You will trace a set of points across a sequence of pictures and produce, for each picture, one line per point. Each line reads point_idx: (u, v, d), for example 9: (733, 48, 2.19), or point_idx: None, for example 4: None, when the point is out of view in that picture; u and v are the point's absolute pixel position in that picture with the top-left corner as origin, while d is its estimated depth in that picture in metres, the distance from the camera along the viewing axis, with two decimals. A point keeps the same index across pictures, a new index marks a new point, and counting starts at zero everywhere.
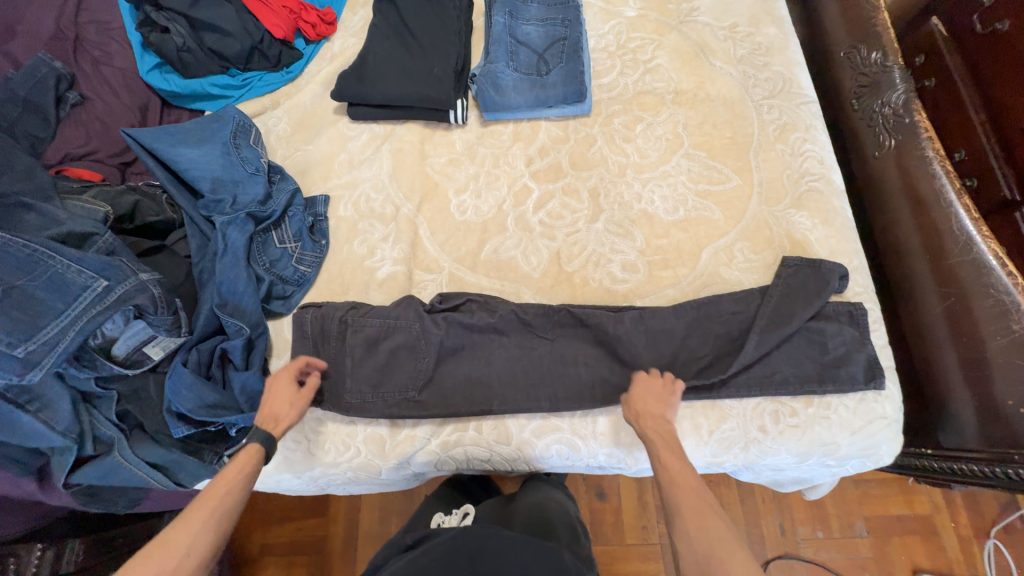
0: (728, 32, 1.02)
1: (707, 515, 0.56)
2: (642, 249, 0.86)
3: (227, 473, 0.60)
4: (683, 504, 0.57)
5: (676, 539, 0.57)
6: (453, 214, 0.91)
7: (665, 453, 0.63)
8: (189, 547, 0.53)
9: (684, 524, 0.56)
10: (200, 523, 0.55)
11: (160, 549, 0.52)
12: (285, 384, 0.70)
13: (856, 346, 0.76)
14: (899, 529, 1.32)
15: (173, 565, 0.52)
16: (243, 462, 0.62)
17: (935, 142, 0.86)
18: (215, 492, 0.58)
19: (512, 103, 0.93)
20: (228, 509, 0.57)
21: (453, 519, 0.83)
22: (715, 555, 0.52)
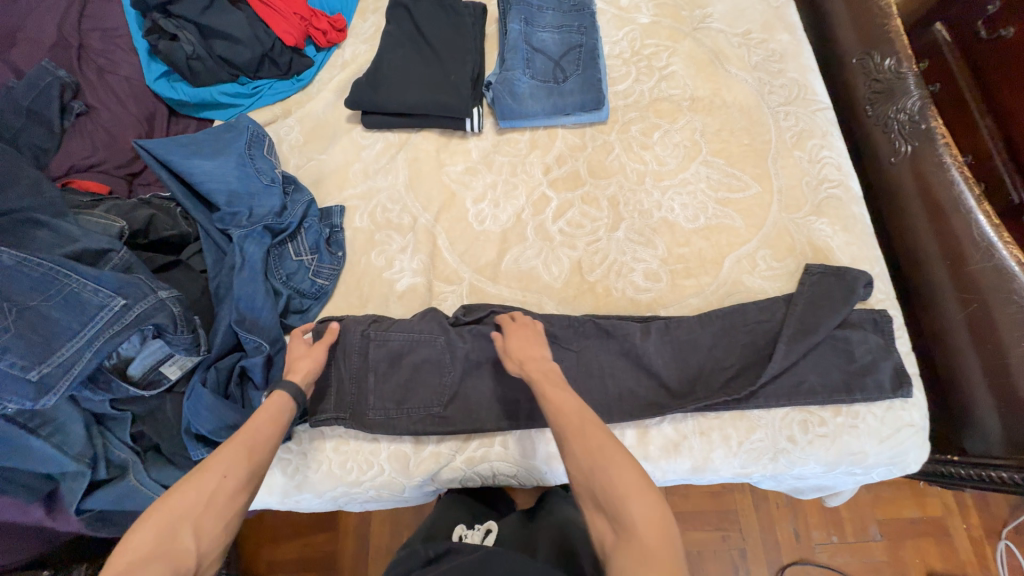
0: (742, 38, 1.02)
1: (591, 429, 0.56)
2: (664, 257, 0.86)
3: (257, 414, 0.61)
4: (567, 425, 0.57)
5: (566, 462, 0.56)
6: (472, 223, 0.89)
7: (549, 388, 0.61)
8: (228, 471, 0.53)
9: (574, 449, 0.55)
10: (236, 450, 0.55)
11: (199, 473, 0.53)
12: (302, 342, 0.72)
13: (883, 354, 0.76)
14: (911, 532, 1.33)
15: (214, 486, 0.52)
16: (274, 404, 0.63)
17: (952, 149, 0.86)
18: (249, 427, 0.59)
19: (530, 111, 0.92)
20: (263, 439, 0.58)
21: (475, 535, 0.79)
22: (602, 465, 0.52)
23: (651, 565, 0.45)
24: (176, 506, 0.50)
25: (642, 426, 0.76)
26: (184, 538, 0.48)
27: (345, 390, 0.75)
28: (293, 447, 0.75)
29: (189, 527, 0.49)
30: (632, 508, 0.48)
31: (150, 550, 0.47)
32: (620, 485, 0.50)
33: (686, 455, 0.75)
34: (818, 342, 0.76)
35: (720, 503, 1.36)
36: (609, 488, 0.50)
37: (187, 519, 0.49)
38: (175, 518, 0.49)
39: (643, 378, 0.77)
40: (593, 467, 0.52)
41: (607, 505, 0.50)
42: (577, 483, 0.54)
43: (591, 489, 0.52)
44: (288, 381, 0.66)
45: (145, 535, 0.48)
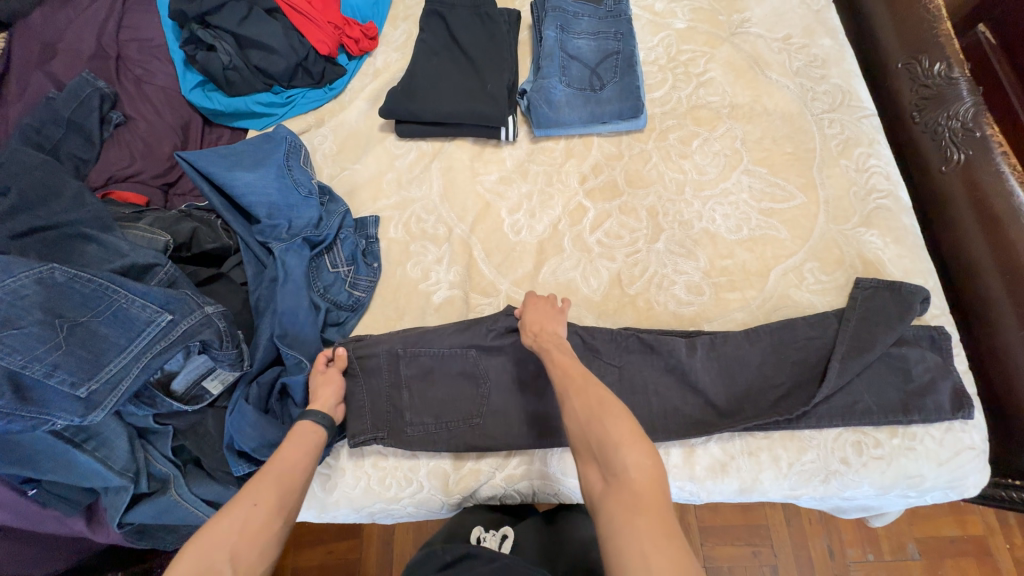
0: (782, 43, 0.99)
1: (593, 387, 0.58)
2: (707, 270, 0.83)
3: (284, 447, 0.61)
4: (569, 384, 0.60)
5: (566, 417, 0.58)
6: (508, 234, 0.88)
7: (558, 356, 0.64)
8: (258, 499, 0.53)
9: (574, 403, 0.58)
10: (264, 479, 0.55)
11: (230, 504, 0.52)
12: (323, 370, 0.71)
13: (941, 373, 0.73)
14: (950, 550, 1.29)
15: (245, 516, 0.51)
16: (302, 435, 0.63)
17: (1010, 157, 0.84)
18: (278, 458, 0.59)
19: (568, 120, 0.91)
20: (292, 467, 0.58)
21: (493, 540, 0.72)
22: (597, 419, 0.54)
23: (640, 506, 0.48)
24: (206, 541, 0.49)
25: (687, 444, 0.74)
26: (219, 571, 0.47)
27: (384, 407, 0.74)
28: (332, 463, 0.74)
29: (225, 557, 0.48)
30: (627, 457, 0.51)
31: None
32: (614, 435, 0.52)
33: (733, 475, 0.73)
34: (874, 359, 0.73)
35: (751, 518, 1.33)
36: (604, 439, 0.53)
37: (220, 552, 0.48)
38: (208, 553, 0.48)
39: (689, 395, 0.74)
40: (592, 419, 0.55)
41: (601, 455, 0.52)
42: (574, 435, 0.56)
43: (586, 443, 0.54)
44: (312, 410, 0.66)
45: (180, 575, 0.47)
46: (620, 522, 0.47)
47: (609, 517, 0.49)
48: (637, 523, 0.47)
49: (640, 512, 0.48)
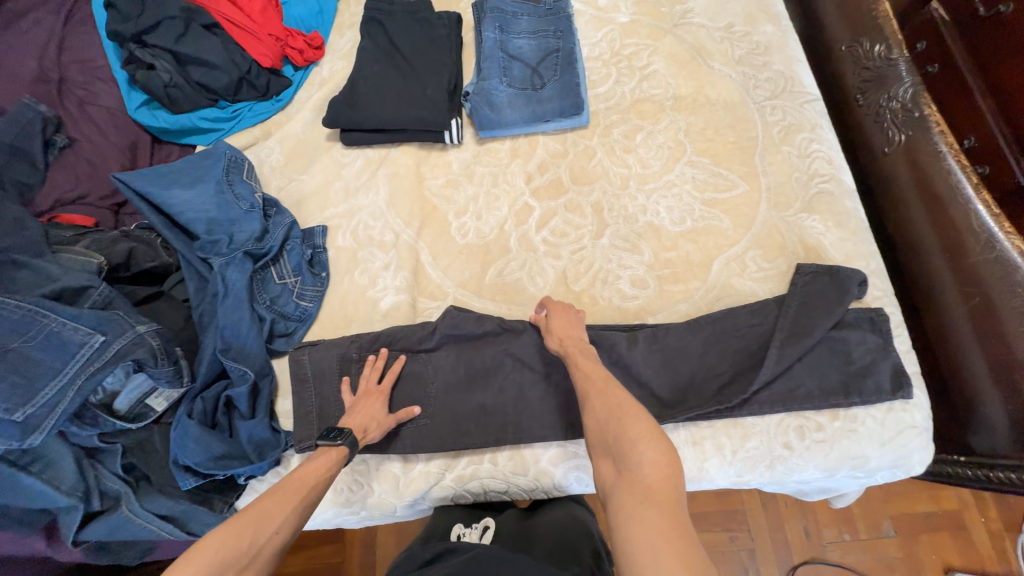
0: (725, 32, 0.99)
1: (612, 390, 0.58)
2: (652, 263, 0.84)
3: (314, 465, 0.61)
4: (590, 389, 0.60)
5: (586, 416, 0.59)
6: (455, 237, 0.89)
7: (581, 360, 0.65)
8: (280, 527, 0.53)
9: (594, 405, 0.58)
10: (291, 505, 0.55)
11: (251, 513, 0.52)
12: (376, 401, 0.72)
13: (881, 354, 0.74)
14: (925, 526, 1.31)
15: (264, 541, 0.51)
16: (329, 458, 0.62)
17: (948, 136, 0.83)
18: (306, 480, 0.59)
19: (509, 120, 0.91)
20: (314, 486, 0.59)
21: (474, 533, 0.73)
22: (613, 418, 0.55)
23: (650, 499, 0.47)
24: (225, 555, 0.48)
25: None
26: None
27: (333, 413, 0.74)
28: (282, 471, 0.72)
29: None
30: (641, 454, 0.50)
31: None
32: (632, 434, 0.52)
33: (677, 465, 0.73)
34: (815, 342, 0.74)
35: (728, 504, 1.35)
36: (619, 437, 0.53)
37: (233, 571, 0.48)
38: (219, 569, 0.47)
39: (633, 389, 0.75)
40: (610, 417, 0.55)
41: (616, 450, 0.53)
42: (591, 432, 0.57)
43: (602, 440, 0.55)
44: (348, 433, 0.65)
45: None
46: (628, 512, 0.47)
47: (618, 508, 0.48)
48: (647, 515, 0.46)
49: (650, 504, 0.46)
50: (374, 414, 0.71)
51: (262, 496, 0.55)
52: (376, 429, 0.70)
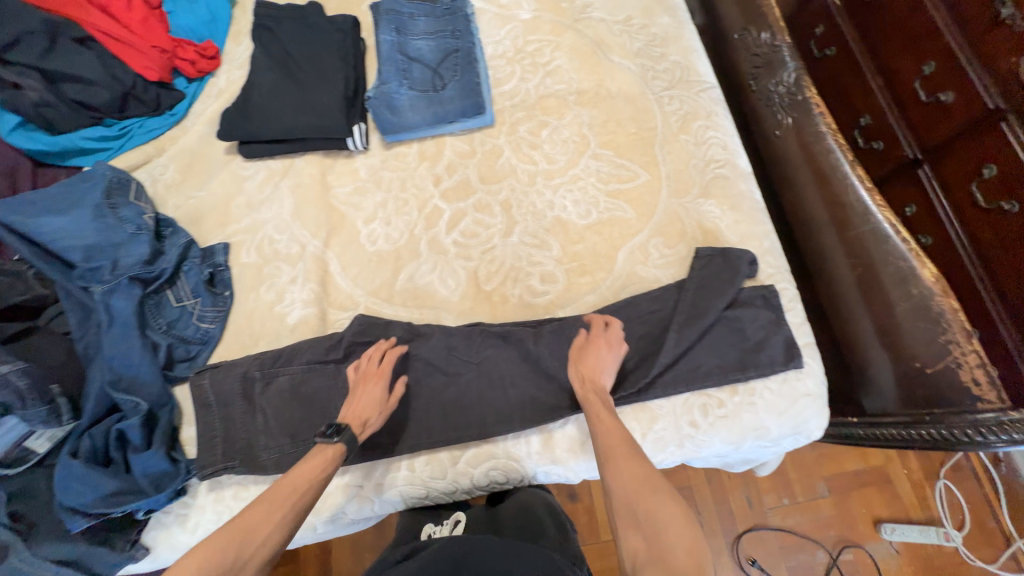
0: (623, 25, 1.02)
1: (637, 457, 0.58)
2: (560, 257, 0.85)
3: (308, 470, 0.60)
4: (613, 449, 0.59)
5: (609, 479, 0.58)
6: (364, 245, 0.87)
7: (605, 416, 0.63)
8: (267, 539, 0.53)
9: (621, 469, 0.57)
10: (278, 516, 0.55)
11: (237, 523, 0.53)
12: (375, 385, 0.69)
13: (773, 328, 0.78)
14: (855, 483, 1.40)
15: (252, 552, 0.52)
16: (323, 456, 0.62)
17: (826, 118, 0.91)
18: (295, 487, 0.58)
19: (412, 123, 0.91)
20: (308, 485, 0.59)
21: (445, 527, 0.75)
22: (646, 491, 0.54)
23: None
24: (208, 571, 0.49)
25: (543, 430, 0.76)
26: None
27: (237, 436, 0.72)
28: (188, 501, 0.71)
29: None
30: (675, 535, 0.50)
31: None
32: (668, 513, 0.52)
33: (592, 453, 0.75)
34: (711, 322, 0.77)
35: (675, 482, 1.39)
36: (654, 515, 0.52)
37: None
38: None
39: (544, 383, 0.76)
40: (638, 489, 0.55)
41: (648, 527, 0.52)
42: (616, 500, 0.56)
43: (630, 513, 0.53)
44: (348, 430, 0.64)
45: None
46: None
47: None
48: None
49: None
50: (370, 400, 0.68)
51: (251, 509, 0.55)
52: (376, 417, 0.68)
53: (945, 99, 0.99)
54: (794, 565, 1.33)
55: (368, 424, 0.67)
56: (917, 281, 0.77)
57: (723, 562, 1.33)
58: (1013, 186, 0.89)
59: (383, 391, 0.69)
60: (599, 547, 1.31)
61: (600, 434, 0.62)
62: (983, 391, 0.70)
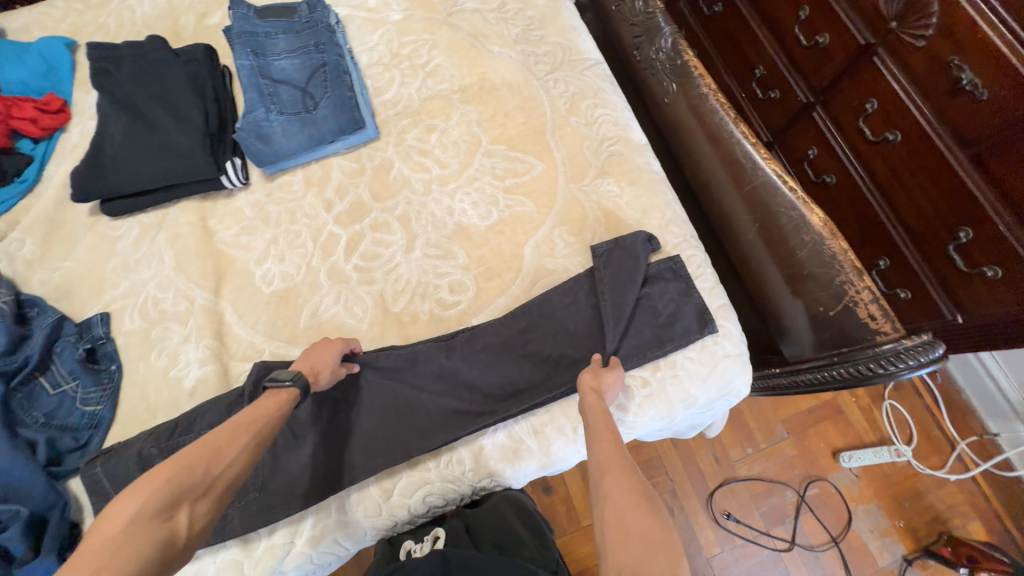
0: (498, 13, 1.00)
1: (633, 476, 0.59)
2: (467, 264, 0.83)
3: (269, 404, 0.62)
4: (612, 463, 0.61)
5: (606, 493, 0.58)
6: (259, 287, 0.82)
7: (601, 428, 0.65)
8: (235, 458, 0.55)
9: (620, 484, 0.58)
10: (243, 440, 0.57)
11: (201, 442, 0.55)
12: (332, 347, 0.70)
13: (683, 299, 0.79)
14: (810, 420, 1.46)
15: (220, 472, 0.53)
16: (279, 392, 0.63)
17: (706, 78, 0.91)
18: (257, 415, 0.60)
19: (289, 149, 0.85)
20: (267, 412, 0.60)
21: (425, 546, 0.71)
22: (643, 508, 0.55)
23: None
24: (177, 484, 0.50)
25: (473, 443, 0.74)
26: (180, 514, 0.50)
27: None
28: None
29: (183, 509, 0.50)
30: (667, 559, 0.50)
31: (150, 519, 0.47)
32: (663, 536, 0.52)
33: (526, 457, 0.74)
34: (628, 311, 0.76)
35: (643, 454, 1.42)
36: (647, 533, 0.53)
37: (190, 499, 0.51)
38: (172, 497, 0.50)
39: (467, 396, 0.74)
40: (630, 506, 0.55)
41: (640, 542, 0.52)
42: (608, 515, 0.56)
43: (623, 526, 0.54)
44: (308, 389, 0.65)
45: (145, 504, 0.48)
46: None
47: None
48: None
49: None
50: (327, 360, 0.69)
51: (219, 434, 0.56)
52: (328, 379, 0.69)
53: (822, 41, 1.09)
54: (766, 510, 1.37)
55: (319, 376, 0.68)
56: (809, 228, 0.78)
57: (700, 522, 1.35)
58: (891, 117, 1.00)
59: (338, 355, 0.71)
60: (580, 536, 1.31)
61: (596, 438, 0.64)
62: (879, 324, 0.72)
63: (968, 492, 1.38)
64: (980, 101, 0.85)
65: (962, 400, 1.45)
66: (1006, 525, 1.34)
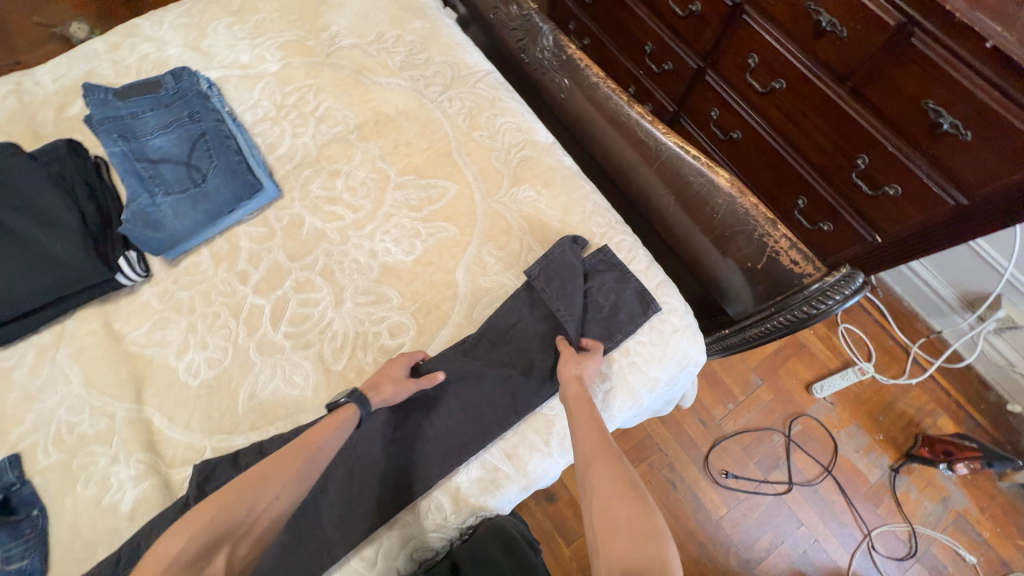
0: (377, 44, 0.98)
1: (616, 464, 0.60)
2: (402, 303, 0.80)
3: (321, 428, 0.66)
4: (595, 453, 0.61)
5: (592, 484, 0.59)
6: (186, 382, 0.76)
7: (580, 417, 0.66)
8: (278, 494, 0.61)
9: (605, 476, 0.59)
10: (290, 471, 0.62)
11: (254, 474, 0.61)
12: (400, 363, 0.72)
13: (621, 286, 0.79)
14: (778, 362, 1.52)
15: (264, 506, 0.60)
16: (336, 419, 0.67)
17: (593, 68, 0.94)
18: (307, 443, 0.65)
19: (185, 229, 0.80)
20: (319, 444, 0.65)
21: None
22: (628, 497, 0.56)
23: None
24: (217, 524, 0.56)
25: (448, 485, 0.70)
26: (218, 555, 0.56)
27: None
28: None
29: (227, 547, 0.57)
30: (654, 547, 0.51)
31: (190, 562, 0.53)
32: (649, 524, 0.53)
33: (507, 483, 0.72)
34: (580, 321, 0.75)
35: (634, 437, 1.42)
36: (634, 523, 0.53)
37: (229, 538, 0.57)
38: (218, 532, 0.56)
39: (430, 436, 0.72)
40: (615, 497, 0.56)
41: (627, 532, 0.52)
42: (597, 507, 0.56)
43: (610, 517, 0.54)
44: (365, 402, 0.68)
45: (183, 546, 0.54)
46: None
47: None
48: None
49: None
50: (393, 373, 0.71)
51: (272, 464, 0.62)
52: (395, 393, 0.70)
53: (695, 9, 1.13)
54: (760, 458, 1.41)
55: (383, 394, 0.69)
56: (720, 190, 0.82)
57: (703, 488, 1.37)
58: (773, 68, 1.05)
59: (405, 371, 0.71)
60: None
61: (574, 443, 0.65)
62: (803, 267, 0.77)
63: (931, 391, 1.47)
64: (843, 39, 0.90)
65: (907, 307, 1.54)
66: (969, 412, 1.43)
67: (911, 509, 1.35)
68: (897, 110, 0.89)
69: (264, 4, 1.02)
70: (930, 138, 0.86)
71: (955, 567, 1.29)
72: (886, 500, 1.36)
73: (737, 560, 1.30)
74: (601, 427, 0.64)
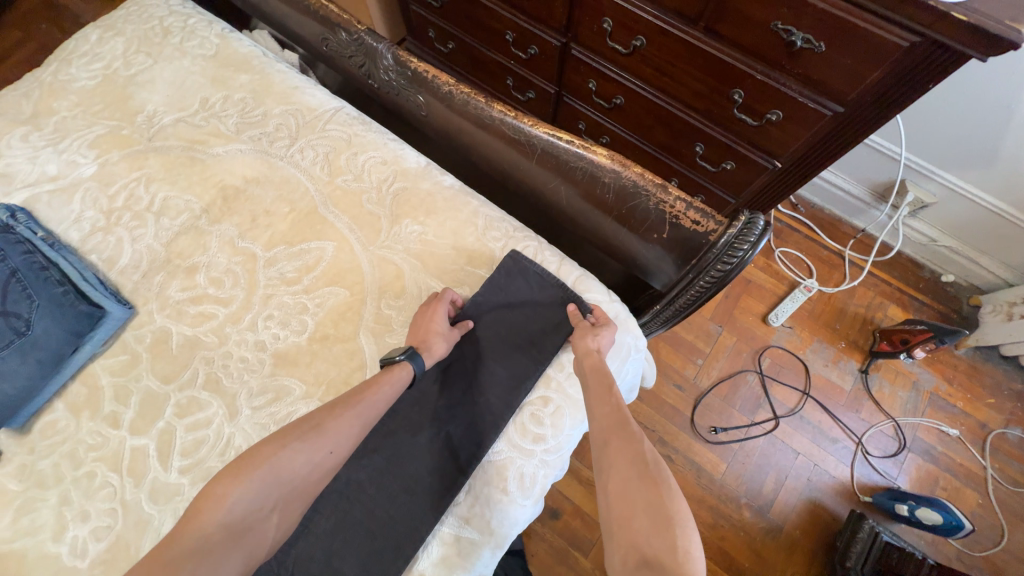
0: (203, 112, 0.87)
1: (630, 442, 0.53)
2: (307, 391, 0.70)
3: (377, 381, 0.62)
4: (612, 433, 0.55)
5: (609, 463, 0.52)
6: (73, 567, 0.63)
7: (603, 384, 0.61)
8: (332, 450, 0.55)
9: (619, 456, 0.52)
10: (347, 423, 0.57)
11: (313, 425, 0.56)
12: (439, 312, 0.69)
13: (537, 302, 0.73)
14: (731, 303, 1.52)
15: (320, 457, 0.55)
16: (392, 376, 0.63)
17: (442, 78, 0.87)
18: (362, 396, 0.60)
19: (18, 391, 0.67)
20: (373, 400, 0.60)
21: None
22: (647, 479, 0.48)
23: None
24: (267, 483, 0.52)
25: None
26: (272, 514, 0.52)
27: None
28: None
29: (281, 504, 0.53)
30: (675, 536, 0.43)
31: (241, 518, 0.50)
32: (670, 510, 0.45)
33: (474, 550, 0.64)
34: (508, 359, 0.70)
35: None
36: (653, 507, 0.46)
37: (282, 493, 0.53)
38: (271, 482, 0.52)
39: (377, 530, 0.63)
40: (630, 479, 0.49)
41: (646, 517, 0.45)
42: (611, 488, 0.50)
43: (626, 500, 0.47)
44: (418, 356, 0.65)
45: (239, 498, 0.50)
46: None
47: None
48: None
49: None
50: (437, 328, 0.68)
51: (329, 413, 0.57)
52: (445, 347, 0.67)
53: None
54: (741, 403, 1.40)
55: (434, 346, 0.67)
56: (603, 169, 0.77)
57: (698, 451, 1.34)
58: (628, 27, 1.01)
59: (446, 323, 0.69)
60: None
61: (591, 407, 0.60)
62: (705, 225, 0.71)
63: (874, 285, 1.51)
64: None
65: (829, 214, 1.58)
66: (912, 294, 1.48)
67: (890, 403, 1.38)
68: (752, 39, 0.87)
69: (60, 103, 0.89)
70: (790, 58, 0.85)
71: (943, 445, 1.33)
72: (865, 403, 1.38)
73: (751, 509, 1.28)
74: (616, 403, 0.58)
